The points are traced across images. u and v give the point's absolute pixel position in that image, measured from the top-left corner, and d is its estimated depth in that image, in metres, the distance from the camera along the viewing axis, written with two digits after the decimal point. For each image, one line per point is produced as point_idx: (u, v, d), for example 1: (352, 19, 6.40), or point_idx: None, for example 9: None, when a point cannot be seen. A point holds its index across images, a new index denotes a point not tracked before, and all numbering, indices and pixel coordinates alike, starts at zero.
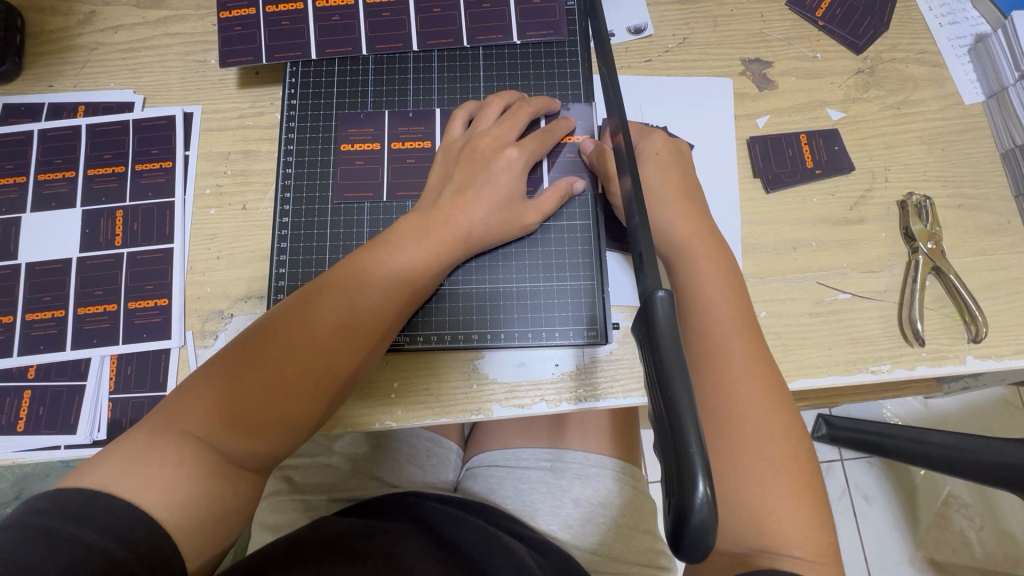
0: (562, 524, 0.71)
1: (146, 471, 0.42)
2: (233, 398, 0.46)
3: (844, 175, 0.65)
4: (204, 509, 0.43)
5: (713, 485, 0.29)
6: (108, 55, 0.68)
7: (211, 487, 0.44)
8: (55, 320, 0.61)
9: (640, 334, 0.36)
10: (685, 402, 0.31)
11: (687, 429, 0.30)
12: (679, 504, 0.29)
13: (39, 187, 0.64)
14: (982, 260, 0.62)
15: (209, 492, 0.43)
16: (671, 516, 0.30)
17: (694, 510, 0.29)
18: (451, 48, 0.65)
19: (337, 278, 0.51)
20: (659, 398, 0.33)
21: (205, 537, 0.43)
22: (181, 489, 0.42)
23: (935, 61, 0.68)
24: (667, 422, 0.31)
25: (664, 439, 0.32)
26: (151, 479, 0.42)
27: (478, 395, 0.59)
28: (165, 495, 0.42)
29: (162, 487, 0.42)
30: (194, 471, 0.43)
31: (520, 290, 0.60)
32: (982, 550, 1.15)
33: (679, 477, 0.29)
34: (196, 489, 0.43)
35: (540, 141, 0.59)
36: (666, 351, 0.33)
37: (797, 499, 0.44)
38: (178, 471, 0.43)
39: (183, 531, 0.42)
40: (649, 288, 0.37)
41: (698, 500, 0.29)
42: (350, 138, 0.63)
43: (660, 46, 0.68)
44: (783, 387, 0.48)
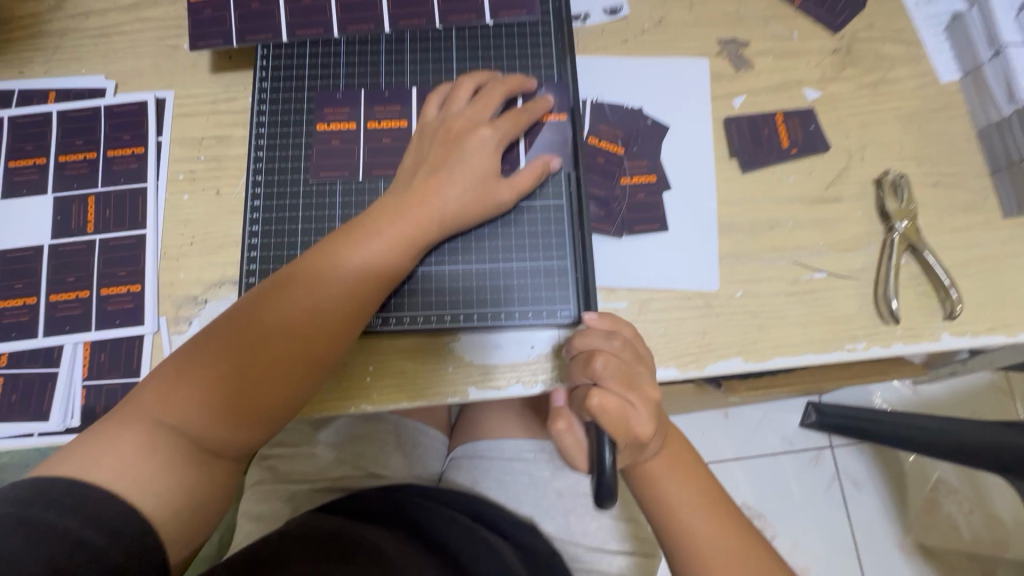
0: (544, 515, 0.73)
1: (119, 459, 0.42)
2: (206, 385, 0.46)
3: (820, 154, 0.64)
4: (182, 498, 0.44)
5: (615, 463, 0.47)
6: (79, 41, 0.68)
7: (188, 476, 0.44)
8: (26, 307, 0.60)
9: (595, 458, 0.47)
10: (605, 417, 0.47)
11: None
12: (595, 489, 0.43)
13: (10, 174, 0.64)
14: (958, 238, 0.62)
15: (185, 478, 0.44)
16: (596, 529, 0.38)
17: None
18: (424, 29, 0.64)
19: (310, 262, 0.51)
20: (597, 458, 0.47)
21: (183, 524, 0.44)
22: (157, 477, 0.43)
23: (912, 39, 0.67)
24: None
25: None
26: (126, 468, 0.42)
27: (454, 378, 0.58)
28: (142, 485, 0.42)
29: (138, 474, 0.42)
30: (168, 460, 0.44)
31: (494, 271, 0.59)
32: (970, 534, 1.15)
33: None
34: (173, 479, 0.43)
35: (515, 120, 0.58)
36: None
37: None
38: (152, 459, 0.43)
39: (162, 519, 0.43)
40: None
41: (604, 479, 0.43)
42: (326, 119, 0.63)
43: (636, 27, 0.68)
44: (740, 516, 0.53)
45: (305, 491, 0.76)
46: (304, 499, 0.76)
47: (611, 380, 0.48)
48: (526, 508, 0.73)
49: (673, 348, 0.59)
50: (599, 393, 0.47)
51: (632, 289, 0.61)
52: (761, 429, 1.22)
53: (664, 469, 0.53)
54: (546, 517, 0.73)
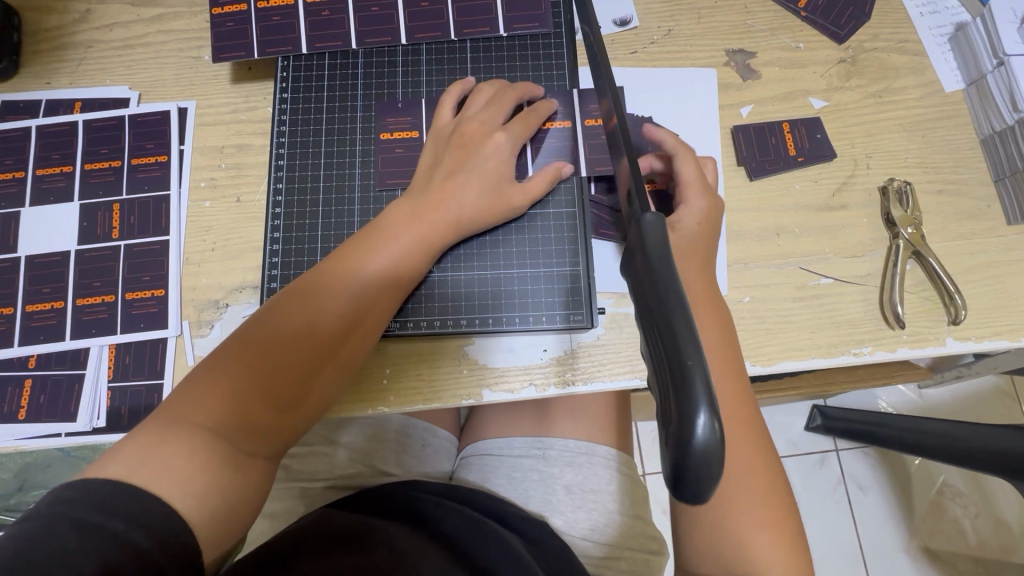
0: (555, 511, 0.74)
1: (160, 464, 0.43)
2: (249, 378, 0.47)
3: (826, 162, 0.66)
4: (220, 498, 0.44)
5: (718, 422, 0.27)
6: (104, 52, 0.70)
7: (224, 476, 0.44)
8: (54, 311, 0.62)
9: (632, 254, 0.35)
10: (686, 339, 0.28)
11: (687, 358, 0.28)
12: (679, 441, 0.27)
13: (38, 182, 0.66)
14: (962, 245, 0.63)
15: (224, 482, 0.44)
16: (671, 456, 0.28)
17: (694, 441, 0.27)
18: (440, 41, 0.66)
19: (337, 262, 0.53)
20: (649, 319, 0.31)
21: (221, 529, 0.44)
22: (197, 482, 0.43)
23: (916, 49, 0.69)
24: (663, 350, 0.29)
25: (661, 378, 0.29)
26: (167, 472, 0.43)
27: (468, 381, 0.60)
28: (181, 487, 0.42)
29: (178, 479, 0.43)
30: (208, 465, 0.44)
31: (507, 277, 0.61)
32: (976, 538, 1.16)
33: (678, 410, 0.27)
34: (211, 480, 0.44)
35: (524, 124, 0.60)
36: (655, 261, 0.32)
37: (778, 532, 0.47)
38: (192, 465, 0.43)
39: (200, 518, 0.43)
40: (637, 211, 0.36)
41: (699, 430, 0.26)
42: (387, 128, 0.64)
43: (645, 38, 0.69)
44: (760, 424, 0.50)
45: (319, 489, 0.78)
46: (318, 497, 0.77)
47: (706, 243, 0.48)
48: (536, 505, 0.75)
49: None
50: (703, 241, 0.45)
51: None
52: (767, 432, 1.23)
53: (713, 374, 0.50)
54: (555, 513, 0.74)
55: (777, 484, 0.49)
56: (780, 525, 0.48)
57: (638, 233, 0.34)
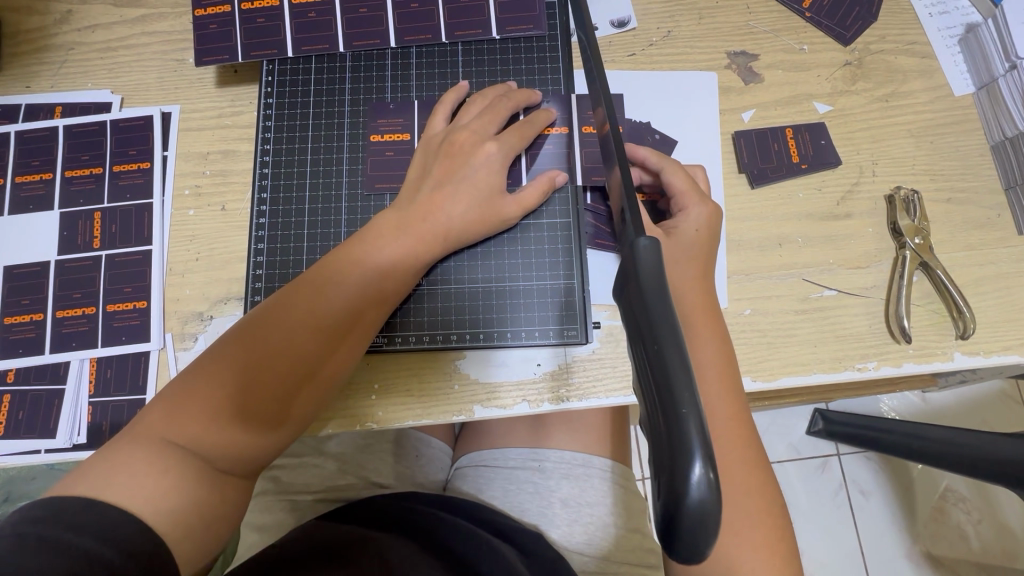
0: (550, 525, 0.72)
1: (129, 480, 0.42)
2: (222, 400, 0.45)
3: (830, 169, 0.63)
4: (194, 516, 0.43)
5: (714, 474, 0.26)
6: (85, 55, 0.68)
7: (200, 494, 0.43)
8: (33, 323, 0.60)
9: (624, 282, 0.33)
10: (682, 385, 0.27)
11: (682, 404, 0.27)
12: (673, 493, 0.26)
13: (17, 189, 0.64)
14: (971, 255, 0.61)
15: (198, 497, 0.43)
16: (664, 506, 0.27)
17: (689, 493, 0.26)
18: (431, 44, 0.64)
19: (318, 277, 0.51)
20: (642, 357, 0.30)
21: (196, 544, 0.43)
22: (169, 497, 0.42)
23: (925, 52, 0.66)
24: (655, 391, 0.28)
25: (654, 422, 0.28)
26: (138, 487, 0.42)
27: (460, 396, 0.58)
28: (154, 505, 0.41)
29: (150, 495, 0.42)
30: (180, 479, 0.43)
31: (500, 290, 0.59)
32: (979, 544, 1.14)
33: (672, 458, 0.26)
34: (186, 498, 0.43)
35: (519, 134, 0.58)
36: (648, 294, 0.31)
37: (771, 552, 0.44)
38: (164, 479, 0.42)
39: (174, 537, 0.42)
40: (629, 237, 0.34)
41: (695, 483, 0.26)
42: (380, 129, 0.62)
43: (644, 40, 0.67)
44: (758, 442, 0.47)
45: (309, 501, 0.76)
46: (308, 510, 0.75)
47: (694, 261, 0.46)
48: (531, 517, 0.73)
49: None
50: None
51: None
52: (769, 437, 1.21)
53: (711, 390, 0.47)
54: (550, 525, 0.72)
55: (775, 516, 0.45)
56: (777, 562, 0.44)
57: (630, 258, 0.33)
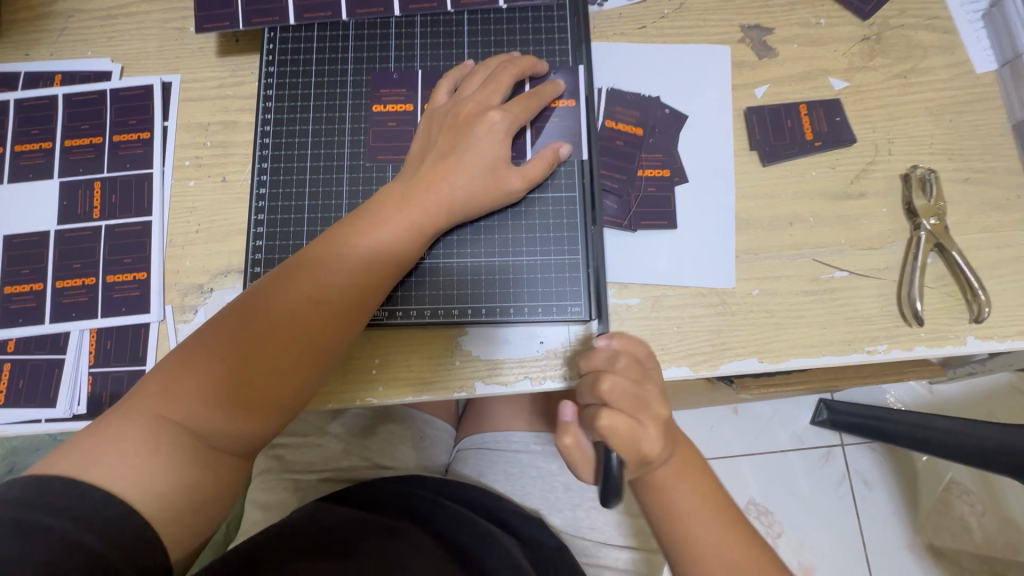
0: (552, 510, 0.72)
1: (119, 459, 0.41)
2: (218, 373, 0.45)
3: (845, 147, 0.62)
4: (183, 499, 0.42)
5: (623, 461, 0.44)
6: (84, 22, 0.66)
7: (189, 475, 0.43)
8: (33, 293, 0.60)
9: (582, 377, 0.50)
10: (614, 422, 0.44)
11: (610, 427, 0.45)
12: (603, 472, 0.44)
13: (16, 158, 0.63)
14: (988, 237, 0.59)
15: (187, 478, 0.43)
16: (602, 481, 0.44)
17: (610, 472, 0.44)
18: (435, 13, 0.62)
19: (318, 249, 0.50)
20: None
21: (187, 525, 0.43)
22: (157, 479, 0.42)
23: (947, 27, 0.64)
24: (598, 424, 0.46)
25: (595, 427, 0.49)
26: (125, 468, 0.41)
27: (462, 373, 0.57)
28: (142, 487, 0.41)
29: (136, 477, 0.41)
30: (169, 461, 0.42)
31: (502, 266, 0.58)
32: (982, 536, 1.12)
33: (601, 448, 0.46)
34: (174, 479, 0.42)
35: (525, 105, 0.57)
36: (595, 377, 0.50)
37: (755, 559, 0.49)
38: (153, 460, 0.42)
39: (163, 520, 0.41)
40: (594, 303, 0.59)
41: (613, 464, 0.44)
42: (382, 100, 0.61)
43: (655, 12, 0.65)
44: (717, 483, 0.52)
45: (312, 481, 0.76)
46: (309, 490, 0.75)
47: (626, 405, 0.45)
48: (532, 501, 0.72)
49: (687, 345, 0.57)
50: (608, 413, 0.44)
51: (644, 285, 0.59)
52: (772, 425, 1.21)
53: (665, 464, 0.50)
54: (552, 511, 0.72)
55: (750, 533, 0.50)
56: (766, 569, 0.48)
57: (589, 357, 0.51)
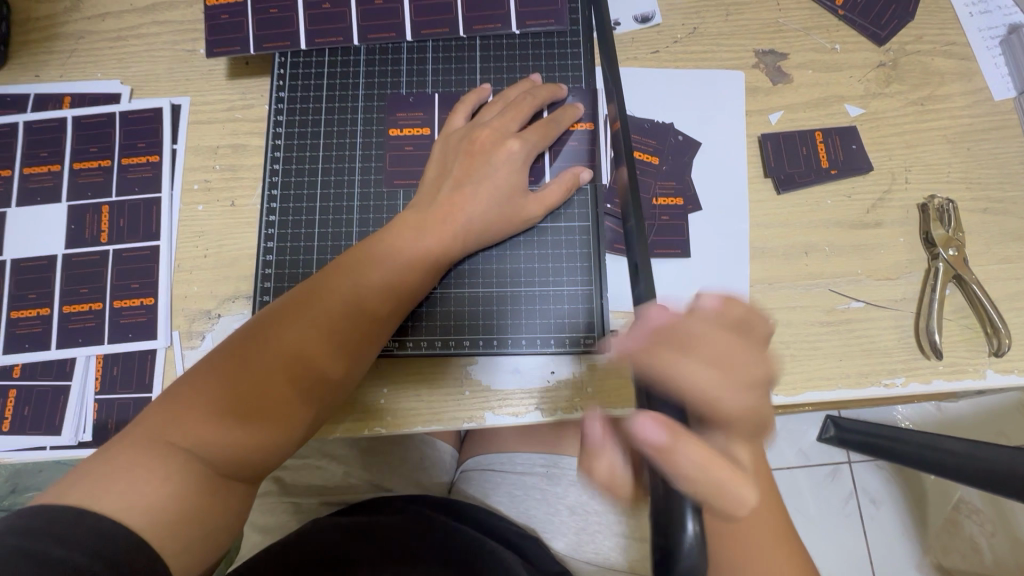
0: (557, 533, 0.71)
1: (128, 486, 0.40)
2: (227, 404, 0.44)
3: (861, 175, 0.61)
4: (193, 528, 0.42)
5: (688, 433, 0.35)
6: (95, 44, 0.66)
7: (199, 504, 0.42)
8: (40, 318, 0.59)
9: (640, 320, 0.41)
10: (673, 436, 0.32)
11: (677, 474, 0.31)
12: (667, 545, 0.30)
13: (25, 181, 0.63)
14: (1007, 268, 0.58)
15: (198, 506, 0.42)
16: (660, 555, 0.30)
17: (683, 549, 0.30)
18: (448, 38, 0.62)
19: (332, 276, 0.49)
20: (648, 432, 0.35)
21: (195, 557, 0.42)
22: (166, 507, 0.41)
23: (964, 53, 0.63)
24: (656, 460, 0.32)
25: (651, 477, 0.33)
26: (134, 496, 0.40)
27: (469, 403, 0.57)
28: (150, 515, 0.40)
29: (145, 505, 0.40)
30: (179, 487, 0.42)
31: (514, 295, 0.57)
32: (992, 557, 1.09)
33: (667, 514, 0.31)
34: (183, 508, 0.41)
35: (542, 132, 0.56)
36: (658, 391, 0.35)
37: None
38: (164, 487, 0.41)
39: (172, 550, 0.40)
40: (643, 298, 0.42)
41: (688, 536, 0.30)
42: (398, 124, 0.61)
43: (668, 37, 0.65)
44: None
45: (314, 504, 0.75)
46: (312, 513, 0.75)
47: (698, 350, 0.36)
48: (536, 523, 0.71)
49: None
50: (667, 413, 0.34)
51: None
52: (779, 445, 1.19)
53: None
54: (556, 533, 0.71)
55: None
56: None
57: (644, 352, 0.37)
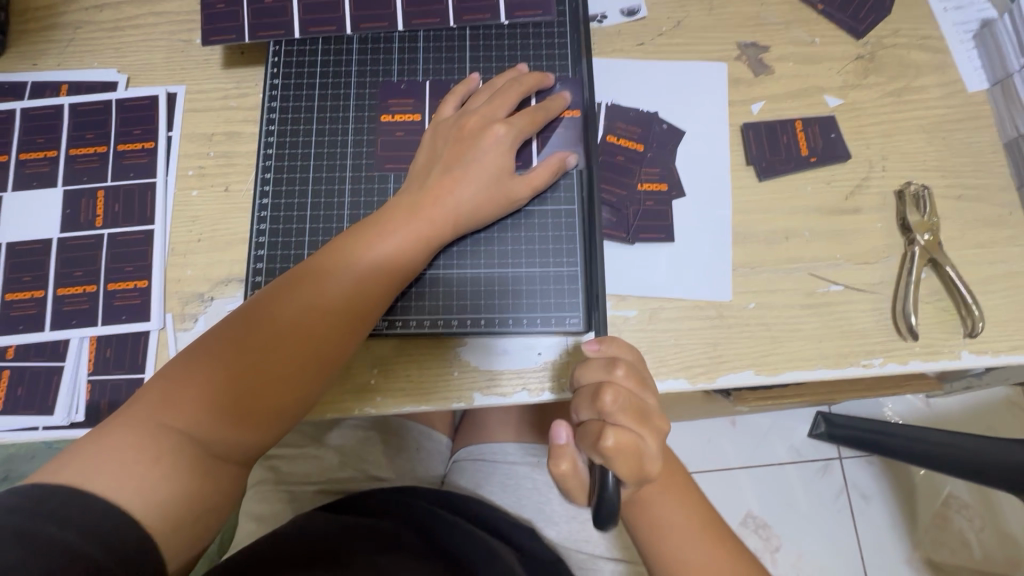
0: (547, 522, 0.72)
1: (118, 469, 0.41)
2: (220, 382, 0.45)
3: (840, 163, 0.63)
4: (183, 508, 0.42)
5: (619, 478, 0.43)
6: (92, 34, 0.67)
7: (189, 485, 0.43)
8: (34, 300, 0.60)
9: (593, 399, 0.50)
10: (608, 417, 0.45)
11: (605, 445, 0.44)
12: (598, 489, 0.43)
13: (21, 166, 0.64)
14: (981, 253, 0.60)
15: (187, 487, 0.43)
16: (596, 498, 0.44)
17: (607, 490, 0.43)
18: (438, 28, 0.63)
19: (322, 260, 0.50)
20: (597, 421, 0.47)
21: (185, 536, 0.43)
22: (156, 488, 0.42)
23: (939, 46, 0.66)
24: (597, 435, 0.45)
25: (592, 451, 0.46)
26: (126, 477, 0.41)
27: (459, 384, 0.58)
28: (141, 495, 0.41)
29: (136, 485, 0.41)
30: (170, 470, 0.42)
31: (502, 277, 0.58)
32: (980, 552, 1.12)
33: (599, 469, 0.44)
34: (174, 488, 0.42)
35: (531, 119, 0.57)
36: None
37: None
38: (154, 469, 0.42)
39: (163, 529, 0.41)
40: None
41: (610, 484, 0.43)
42: (390, 111, 0.62)
43: (653, 29, 0.66)
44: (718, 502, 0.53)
45: (307, 492, 0.76)
46: (306, 500, 0.75)
47: (626, 418, 0.44)
48: (527, 512, 0.72)
49: (683, 357, 0.58)
50: (613, 431, 0.43)
51: (642, 297, 0.59)
52: (769, 439, 1.20)
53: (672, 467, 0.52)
54: (547, 522, 0.72)
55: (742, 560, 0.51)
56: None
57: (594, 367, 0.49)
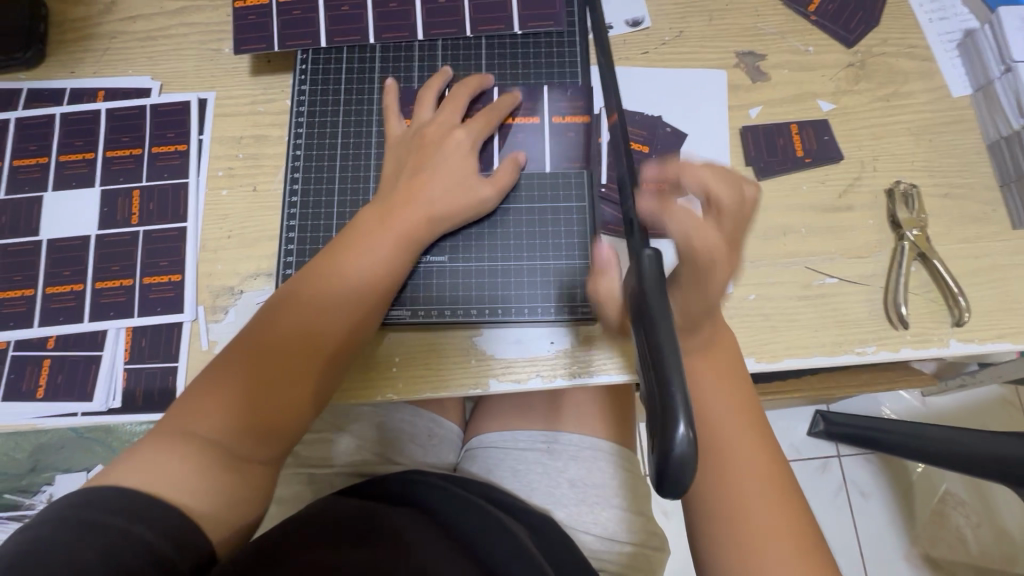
0: (558, 505, 0.74)
1: (158, 467, 0.45)
2: (228, 386, 0.49)
3: (833, 164, 0.67)
4: (224, 496, 0.45)
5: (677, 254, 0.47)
6: (127, 43, 0.71)
7: (227, 476, 0.46)
8: (73, 293, 0.64)
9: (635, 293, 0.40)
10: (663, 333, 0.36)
11: (670, 370, 0.34)
12: (662, 445, 0.33)
13: (60, 168, 0.67)
14: (967, 248, 0.64)
15: (226, 478, 0.46)
16: (656, 453, 0.33)
17: (676, 447, 0.32)
18: (455, 38, 0.67)
19: (306, 273, 0.54)
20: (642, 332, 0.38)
21: (227, 522, 0.45)
22: (198, 480, 0.45)
23: (926, 55, 0.70)
24: (649, 356, 0.36)
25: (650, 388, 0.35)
26: (171, 474, 0.44)
27: (476, 369, 0.61)
28: (185, 488, 0.44)
29: (180, 479, 0.44)
30: (208, 464, 0.46)
31: (516, 269, 0.62)
32: (977, 547, 1.15)
33: (664, 418, 0.33)
34: (214, 481, 0.45)
35: (485, 120, 0.62)
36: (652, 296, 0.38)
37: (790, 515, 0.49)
38: (194, 466, 0.45)
39: (206, 516, 0.44)
40: (638, 245, 0.42)
41: (679, 440, 0.32)
42: (410, 114, 0.66)
43: (657, 39, 0.71)
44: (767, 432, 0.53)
45: (328, 476, 0.79)
46: (326, 483, 0.78)
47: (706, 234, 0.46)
48: (539, 497, 0.75)
49: None
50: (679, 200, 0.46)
51: None
52: None
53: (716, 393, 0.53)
54: (558, 505, 0.74)
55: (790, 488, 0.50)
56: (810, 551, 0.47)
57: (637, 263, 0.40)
